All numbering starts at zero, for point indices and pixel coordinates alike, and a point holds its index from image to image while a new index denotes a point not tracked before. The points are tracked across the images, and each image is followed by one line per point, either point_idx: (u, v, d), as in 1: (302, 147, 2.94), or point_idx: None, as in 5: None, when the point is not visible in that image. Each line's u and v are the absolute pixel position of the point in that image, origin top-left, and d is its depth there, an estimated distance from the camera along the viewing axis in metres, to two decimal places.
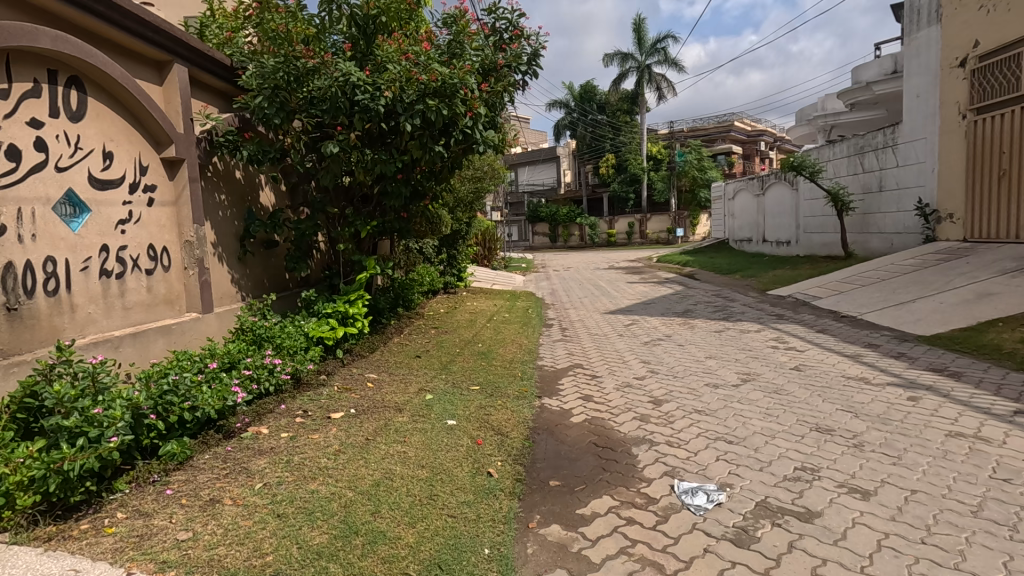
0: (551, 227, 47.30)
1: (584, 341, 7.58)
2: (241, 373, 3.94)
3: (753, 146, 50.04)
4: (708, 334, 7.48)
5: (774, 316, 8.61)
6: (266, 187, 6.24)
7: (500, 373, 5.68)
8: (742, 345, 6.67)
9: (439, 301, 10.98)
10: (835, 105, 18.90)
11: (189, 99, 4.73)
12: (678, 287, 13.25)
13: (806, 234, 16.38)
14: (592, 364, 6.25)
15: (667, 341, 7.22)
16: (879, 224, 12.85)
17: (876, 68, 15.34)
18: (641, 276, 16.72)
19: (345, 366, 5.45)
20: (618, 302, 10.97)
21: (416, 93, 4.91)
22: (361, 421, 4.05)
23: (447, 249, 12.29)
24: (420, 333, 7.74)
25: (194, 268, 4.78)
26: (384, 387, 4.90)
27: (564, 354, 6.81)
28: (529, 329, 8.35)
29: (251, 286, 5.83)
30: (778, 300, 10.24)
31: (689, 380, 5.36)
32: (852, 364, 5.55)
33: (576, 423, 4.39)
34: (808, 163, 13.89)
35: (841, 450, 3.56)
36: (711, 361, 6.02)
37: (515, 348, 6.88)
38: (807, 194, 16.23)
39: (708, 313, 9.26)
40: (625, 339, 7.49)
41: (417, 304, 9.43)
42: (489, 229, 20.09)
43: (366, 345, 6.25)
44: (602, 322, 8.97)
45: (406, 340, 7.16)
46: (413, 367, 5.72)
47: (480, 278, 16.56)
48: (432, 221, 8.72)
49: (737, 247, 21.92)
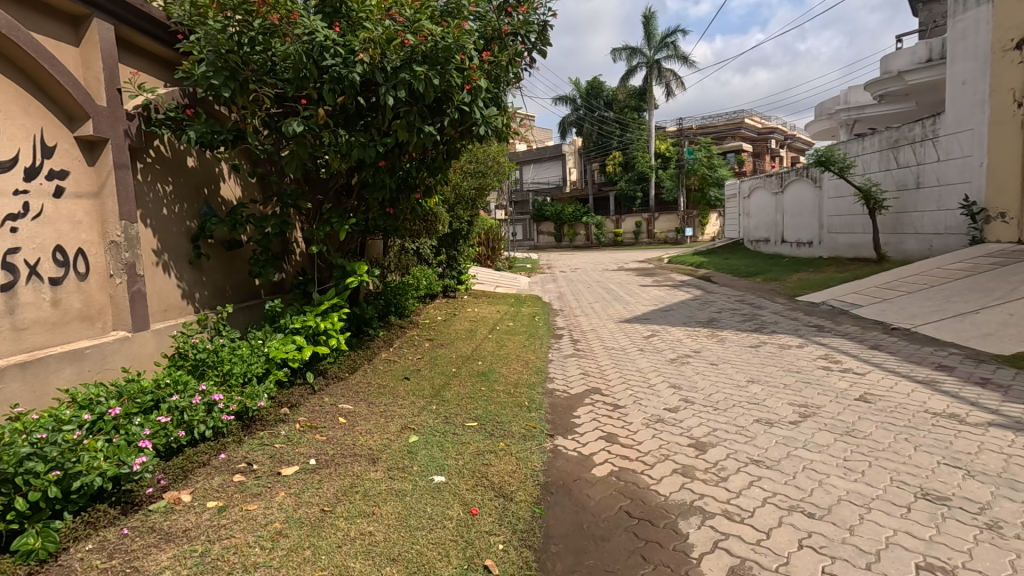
0: (557, 226, 46.27)
1: (600, 356, 6.61)
2: (161, 418, 3.01)
3: (764, 144, 48.79)
4: (742, 351, 6.49)
5: (813, 328, 7.61)
6: (229, 178, 5.29)
7: (502, 402, 4.71)
8: (787, 365, 5.68)
9: (436, 307, 9.99)
10: (860, 97, 17.83)
11: (115, 65, 3.80)
12: (697, 291, 12.25)
13: (830, 235, 15.35)
14: (612, 390, 5.27)
15: (696, 359, 6.23)
16: (917, 224, 11.81)
17: (909, 57, 14.16)
18: (654, 278, 15.73)
19: (317, 396, 4.49)
20: (633, 310, 9.99)
21: (401, 59, 3.92)
22: (321, 479, 3.09)
23: (446, 250, 11.30)
24: (412, 347, 6.79)
25: (122, 276, 3.84)
26: (359, 426, 3.94)
27: (578, 375, 5.84)
28: (536, 342, 7.36)
29: (206, 295, 4.89)
30: (811, 308, 9.23)
31: (734, 413, 4.37)
32: (931, 394, 4.56)
33: (599, 477, 3.42)
34: (838, 159, 12.81)
35: (972, 535, 2.59)
36: (755, 387, 5.04)
37: (521, 368, 5.91)
38: (832, 192, 15.18)
39: (736, 323, 8.27)
40: (647, 355, 6.52)
41: (411, 312, 8.47)
42: (491, 228, 19.11)
43: (346, 366, 5.30)
44: (618, 334, 7.99)
45: (394, 357, 6.21)
46: (398, 395, 4.76)
47: (483, 280, 15.58)
48: (427, 219, 7.74)
49: (753, 247, 20.89)
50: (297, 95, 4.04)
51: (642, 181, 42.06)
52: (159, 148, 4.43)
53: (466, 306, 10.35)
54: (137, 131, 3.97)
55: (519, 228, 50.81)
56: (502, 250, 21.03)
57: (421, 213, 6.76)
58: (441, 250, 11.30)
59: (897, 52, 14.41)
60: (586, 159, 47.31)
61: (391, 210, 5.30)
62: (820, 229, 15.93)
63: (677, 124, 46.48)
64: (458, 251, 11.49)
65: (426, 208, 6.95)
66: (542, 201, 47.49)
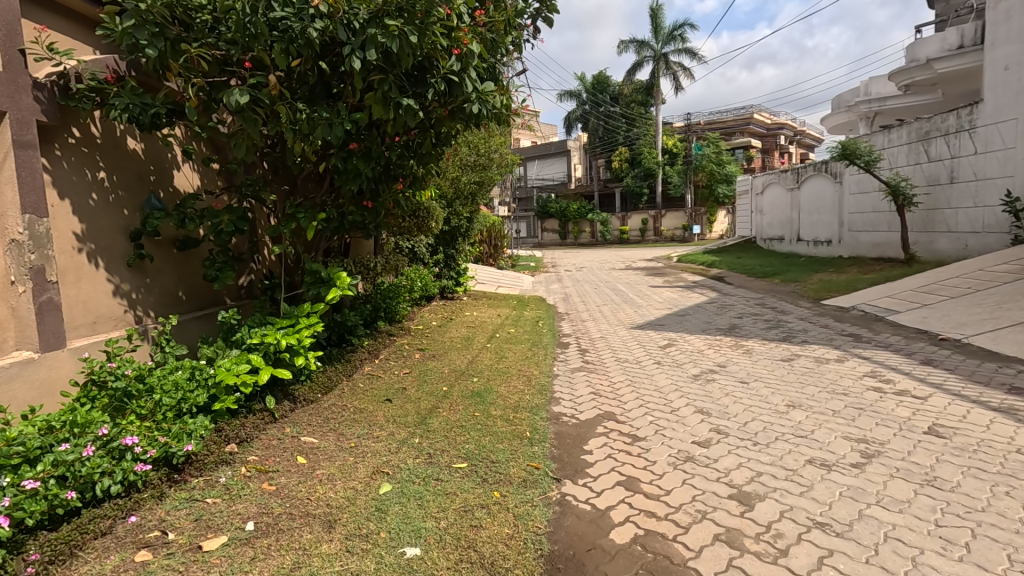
0: (561, 223, 45.46)
1: (612, 371, 5.86)
2: (39, 477, 2.28)
3: (774, 140, 47.74)
4: (774, 366, 5.69)
5: (848, 337, 6.82)
6: (182, 166, 4.56)
7: (499, 433, 3.95)
8: (830, 385, 4.89)
9: (430, 311, 9.21)
10: (880, 88, 17.15)
11: (15, 23, 3.07)
12: (712, 293, 11.47)
13: (852, 233, 14.51)
14: (628, 416, 4.50)
15: (722, 375, 5.46)
16: (950, 222, 10.97)
17: (938, 43, 13.38)
18: (664, 278, 14.97)
19: (278, 430, 3.75)
20: (645, 315, 9.20)
21: (370, 15, 3.19)
22: (255, 557, 2.35)
23: (443, 249, 10.52)
24: (400, 359, 6.03)
25: (27, 284, 3.12)
26: (319, 470, 3.19)
27: (588, 395, 5.07)
28: (539, 353, 6.58)
29: (152, 303, 4.16)
30: (841, 313, 8.44)
31: (779, 451, 3.60)
32: (1017, 426, 3.77)
33: (619, 547, 2.66)
34: (865, 150, 11.92)
35: None
36: (797, 413, 4.26)
37: (522, 386, 5.14)
38: (855, 188, 14.32)
39: (762, 331, 7.46)
40: (665, 370, 5.75)
41: (401, 317, 7.71)
42: (494, 226, 18.39)
43: (319, 388, 4.56)
44: (631, 343, 7.22)
45: (378, 373, 5.45)
46: (375, 424, 4.01)
47: (484, 279, 14.84)
48: (419, 215, 6.98)
49: (766, 245, 20.04)
50: (245, 60, 3.28)
51: (649, 177, 41.17)
52: (88, 128, 3.69)
53: (464, 310, 9.58)
54: (49, 105, 3.24)
55: (523, 225, 50.00)
56: (504, 248, 20.30)
57: (409, 208, 6.00)
58: (437, 248, 10.52)
59: (926, 39, 13.61)
60: (591, 155, 46.45)
61: (369, 203, 4.53)
62: (840, 227, 15.09)
63: (685, 119, 45.52)
64: (456, 250, 10.72)
65: (415, 202, 6.17)
66: (546, 198, 46.68)
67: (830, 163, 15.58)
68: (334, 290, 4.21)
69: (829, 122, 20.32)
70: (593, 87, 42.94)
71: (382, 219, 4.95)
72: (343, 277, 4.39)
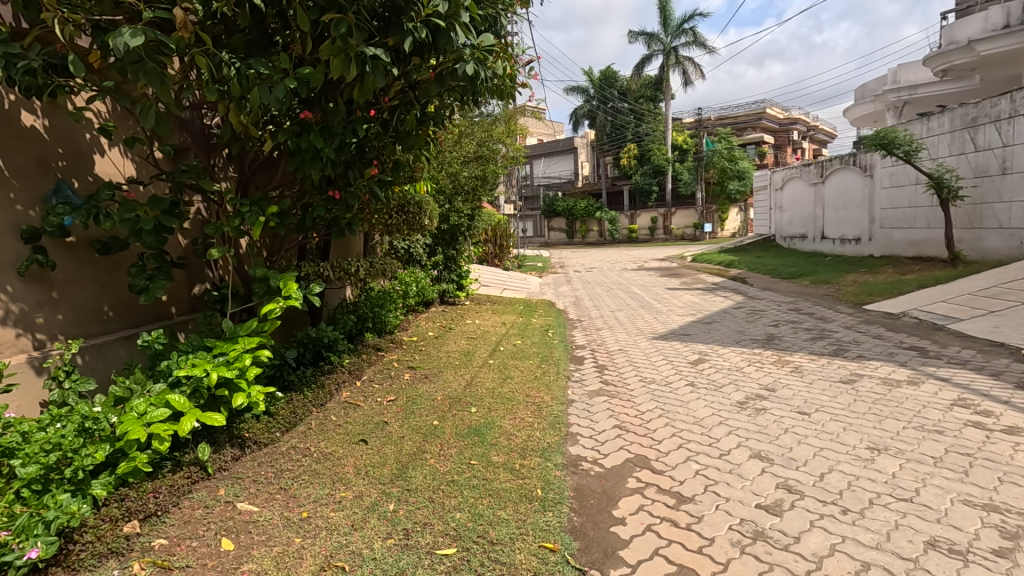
0: (568, 222, 44.48)
1: (638, 395, 4.91)
2: None
3: (786, 135, 46.49)
4: (834, 389, 4.72)
5: (912, 351, 5.83)
6: (109, 150, 3.67)
7: (502, 492, 3.02)
8: (915, 418, 3.92)
9: (427, 320, 8.28)
10: (910, 75, 16.19)
11: None
12: (737, 296, 10.49)
13: (885, 230, 13.48)
14: (664, 461, 3.54)
15: (773, 401, 4.50)
16: (1002, 217, 9.93)
17: (981, 23, 12.34)
18: (681, 279, 14.00)
19: (208, 494, 2.84)
20: (667, 323, 8.24)
21: None
22: None
23: (441, 250, 9.58)
24: (385, 381, 5.11)
25: None
26: (247, 567, 2.27)
27: (611, 430, 4.11)
28: (550, 370, 5.63)
29: (60, 323, 3.27)
30: (891, 321, 7.45)
31: (881, 526, 2.65)
32: None
33: None
34: (905, 139, 10.80)
35: None
36: (886, 461, 3.29)
37: (530, 419, 4.19)
38: (888, 181, 13.29)
39: (806, 343, 6.48)
40: (701, 394, 4.81)
41: (392, 328, 6.79)
42: (499, 224, 17.51)
43: (275, 427, 3.66)
44: (655, 358, 6.28)
45: (358, 401, 4.53)
46: (340, 479, 3.08)
47: (489, 281, 13.96)
48: (407, 208, 5.90)
49: (786, 244, 18.99)
50: None
51: (658, 174, 40.10)
52: None
53: (465, 318, 8.63)
54: None
55: (529, 224, 48.98)
56: (510, 248, 19.41)
57: (394, 199, 5.06)
58: (434, 248, 9.57)
59: (967, 19, 12.62)
60: (599, 152, 45.41)
61: (337, 193, 3.60)
62: (871, 223, 14.07)
63: (694, 114, 44.39)
64: (456, 250, 9.78)
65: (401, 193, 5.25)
66: (553, 197, 45.70)
67: (858, 156, 14.56)
68: (275, 302, 3.31)
69: (852, 113, 19.25)
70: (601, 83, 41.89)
71: (358, 214, 4.03)
72: (289, 284, 3.49)
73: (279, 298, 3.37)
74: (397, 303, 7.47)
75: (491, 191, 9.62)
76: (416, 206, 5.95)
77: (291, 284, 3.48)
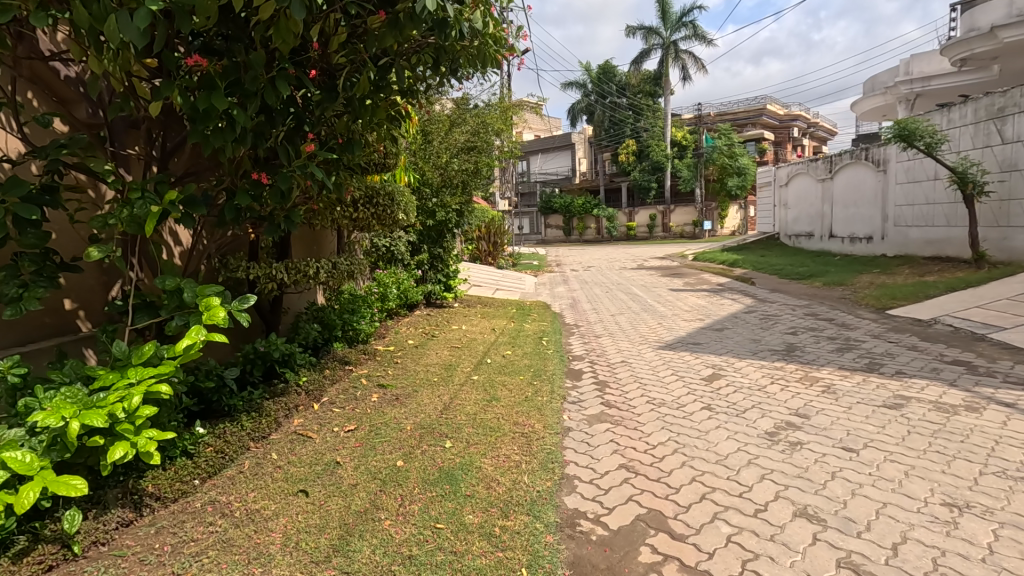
0: (565, 219, 43.70)
1: (645, 421, 4.16)
2: None
3: (786, 132, 45.73)
4: (880, 416, 3.97)
5: (958, 367, 5.07)
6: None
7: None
8: (990, 459, 3.19)
9: (406, 326, 7.46)
10: (922, 66, 15.48)
11: None
12: (746, 299, 9.75)
13: (900, 229, 12.83)
14: (685, 520, 2.76)
15: (808, 431, 3.75)
16: None
17: (1004, 8, 11.53)
18: (684, 280, 13.25)
19: None
20: (674, 329, 7.49)
21: None
22: None
23: (426, 247, 8.79)
24: (348, 404, 4.34)
25: None
26: None
27: (616, 472, 3.34)
28: (543, 388, 4.87)
29: None
30: (922, 329, 6.71)
31: None
32: None
33: None
34: (927, 130, 10.11)
35: None
36: (971, 525, 2.56)
37: (517, 458, 3.42)
38: (903, 176, 12.59)
39: (833, 355, 5.73)
40: (720, 421, 4.05)
41: (361, 337, 6.00)
42: (493, 220, 16.74)
43: (191, 475, 2.90)
44: (663, 371, 5.53)
45: (309, 431, 3.76)
46: (257, 559, 2.31)
47: (481, 281, 13.18)
48: (376, 200, 4.79)
49: (791, 242, 18.26)
50: None
51: (657, 171, 39.32)
52: None
53: (449, 323, 7.83)
54: None
55: (525, 221, 48.12)
56: (505, 245, 18.65)
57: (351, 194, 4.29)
58: (419, 245, 8.77)
59: (990, 5, 11.77)
60: (596, 148, 44.61)
61: (266, 177, 2.82)
62: (884, 221, 13.36)
63: (694, 110, 43.57)
64: (443, 248, 8.97)
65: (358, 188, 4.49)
66: (550, 193, 44.89)
67: (870, 150, 13.88)
68: (193, 336, 2.51)
69: (861, 106, 18.53)
70: (599, 77, 41.05)
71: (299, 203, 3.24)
72: (214, 308, 2.67)
73: (198, 329, 2.56)
74: (373, 307, 6.69)
75: (481, 183, 8.83)
76: (387, 200, 4.87)
77: (218, 309, 2.65)
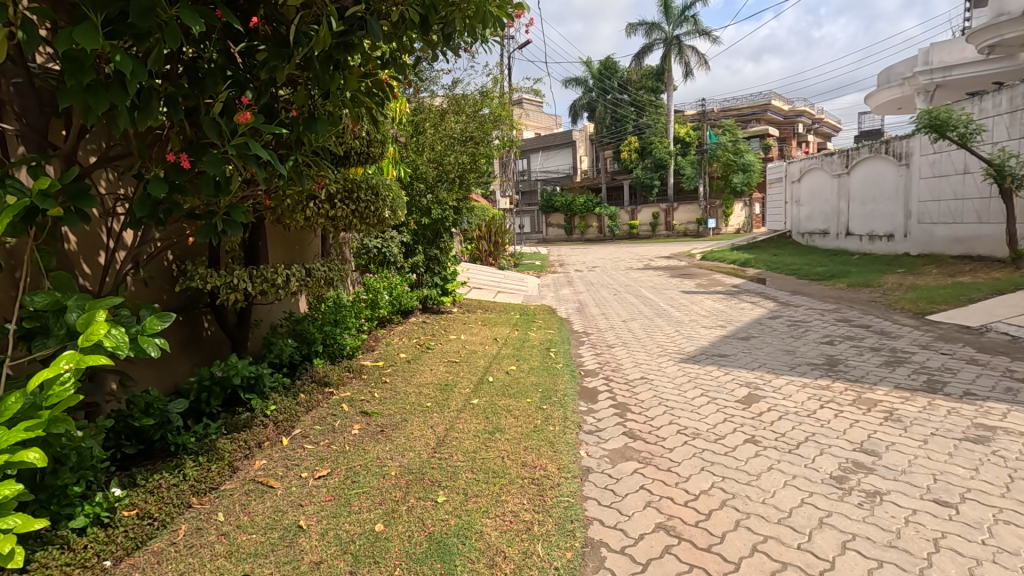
0: (567, 218, 42.96)
1: (678, 459, 3.47)
2: None
3: (791, 128, 44.90)
4: (967, 454, 3.27)
5: None
6: None
7: None
8: None
9: (398, 336, 6.74)
10: (942, 55, 14.77)
11: None
12: (768, 303, 9.05)
13: (924, 226, 12.13)
14: None
15: (884, 476, 3.06)
16: None
17: None
18: (696, 281, 12.55)
19: None
20: (695, 339, 6.78)
21: None
22: None
23: (421, 248, 8.08)
24: (323, 438, 3.63)
25: None
26: None
27: (653, 536, 2.63)
28: (555, 416, 4.16)
29: None
30: (975, 337, 5.99)
31: None
32: None
33: None
34: (960, 120, 9.39)
35: None
36: None
37: (527, 518, 2.71)
38: (928, 170, 11.89)
39: (884, 371, 5.02)
40: (772, 461, 3.35)
41: (344, 352, 5.30)
42: (494, 219, 16.08)
43: (99, 556, 2.23)
44: (690, 391, 4.84)
45: (270, 477, 3.07)
46: None
47: (482, 283, 12.48)
48: (357, 195, 4.05)
49: (805, 241, 17.53)
50: None
51: (660, 168, 38.57)
52: None
53: (446, 332, 7.11)
54: None
55: (526, 220, 47.43)
56: (506, 245, 17.94)
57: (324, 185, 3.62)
58: (413, 247, 8.07)
59: None
60: (598, 145, 43.87)
61: (187, 160, 2.11)
62: (907, 218, 12.66)
63: (697, 106, 42.77)
64: (439, 249, 8.25)
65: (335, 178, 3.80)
66: (551, 191, 44.14)
67: (890, 143, 13.20)
68: (55, 363, 1.87)
69: (876, 99, 17.84)
70: (600, 73, 40.28)
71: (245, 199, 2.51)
72: (96, 327, 2.02)
73: (66, 356, 1.92)
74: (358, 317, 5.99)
75: (480, 178, 8.12)
76: (373, 198, 4.14)
77: (98, 328, 2.01)
